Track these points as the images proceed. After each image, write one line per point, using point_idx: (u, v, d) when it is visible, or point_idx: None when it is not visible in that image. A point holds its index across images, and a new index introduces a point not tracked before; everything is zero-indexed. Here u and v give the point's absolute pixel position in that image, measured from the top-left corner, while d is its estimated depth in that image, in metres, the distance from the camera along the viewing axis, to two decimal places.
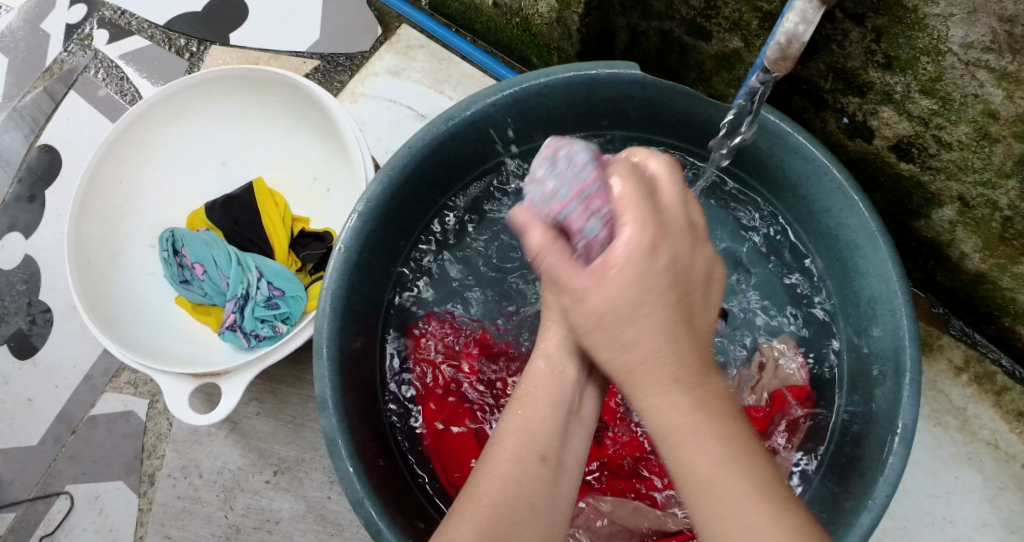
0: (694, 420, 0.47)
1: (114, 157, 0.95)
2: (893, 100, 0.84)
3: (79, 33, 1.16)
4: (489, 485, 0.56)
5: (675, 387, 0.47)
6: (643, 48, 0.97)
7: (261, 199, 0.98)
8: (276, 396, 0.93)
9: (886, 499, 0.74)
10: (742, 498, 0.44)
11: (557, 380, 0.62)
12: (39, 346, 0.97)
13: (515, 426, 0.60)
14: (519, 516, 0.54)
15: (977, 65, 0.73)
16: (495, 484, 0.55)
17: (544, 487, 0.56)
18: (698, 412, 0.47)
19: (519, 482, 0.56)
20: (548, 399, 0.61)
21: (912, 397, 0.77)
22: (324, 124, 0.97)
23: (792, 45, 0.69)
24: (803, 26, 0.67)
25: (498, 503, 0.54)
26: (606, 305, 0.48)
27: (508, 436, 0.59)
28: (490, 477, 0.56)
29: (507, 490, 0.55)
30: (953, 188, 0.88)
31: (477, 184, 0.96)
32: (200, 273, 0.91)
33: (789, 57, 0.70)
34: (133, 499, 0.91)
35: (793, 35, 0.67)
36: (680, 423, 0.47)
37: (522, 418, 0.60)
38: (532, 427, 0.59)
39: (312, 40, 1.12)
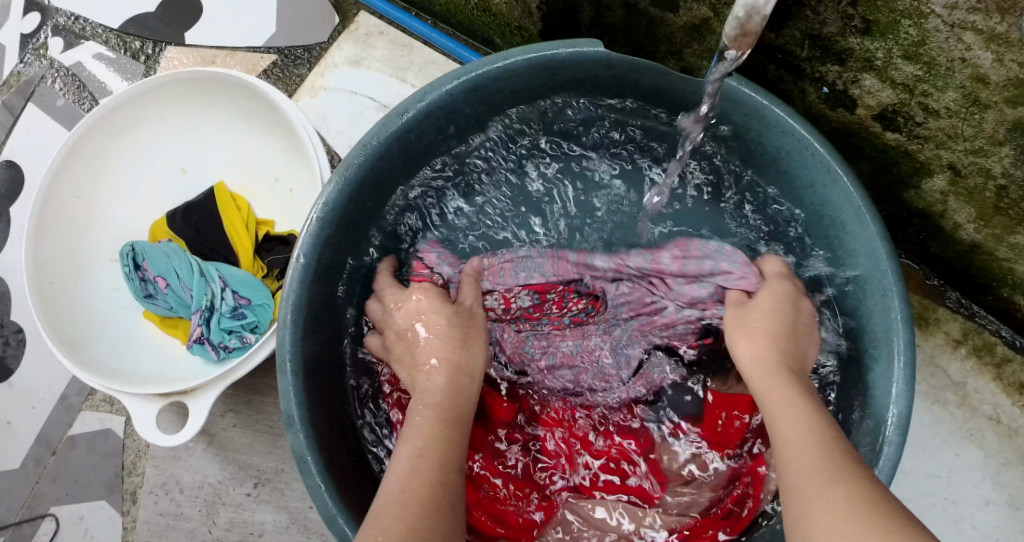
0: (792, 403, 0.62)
1: (69, 172, 0.92)
2: (874, 67, 0.78)
3: (34, 43, 1.12)
4: (402, 486, 0.56)
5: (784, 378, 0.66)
6: (608, 21, 0.89)
7: (221, 203, 0.95)
8: (252, 407, 0.92)
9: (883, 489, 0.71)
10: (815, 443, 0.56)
11: (456, 393, 0.68)
12: (14, 368, 0.96)
13: (425, 434, 0.61)
14: (442, 512, 0.54)
15: (963, 26, 0.67)
16: (417, 486, 0.56)
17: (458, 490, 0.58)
18: (808, 419, 0.59)
19: (437, 483, 0.57)
20: (454, 411, 0.66)
21: (905, 385, 0.73)
22: (281, 123, 0.93)
23: (753, 18, 0.63)
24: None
25: (422, 496, 0.55)
26: (759, 332, 0.73)
27: (411, 441, 0.61)
28: (409, 480, 0.56)
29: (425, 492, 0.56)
30: (944, 156, 0.82)
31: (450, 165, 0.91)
32: (163, 286, 0.89)
33: (749, 32, 0.65)
34: (117, 517, 0.91)
35: (752, 8, 0.62)
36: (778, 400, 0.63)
37: (435, 424, 0.63)
38: (443, 430, 0.62)
39: (269, 34, 1.06)
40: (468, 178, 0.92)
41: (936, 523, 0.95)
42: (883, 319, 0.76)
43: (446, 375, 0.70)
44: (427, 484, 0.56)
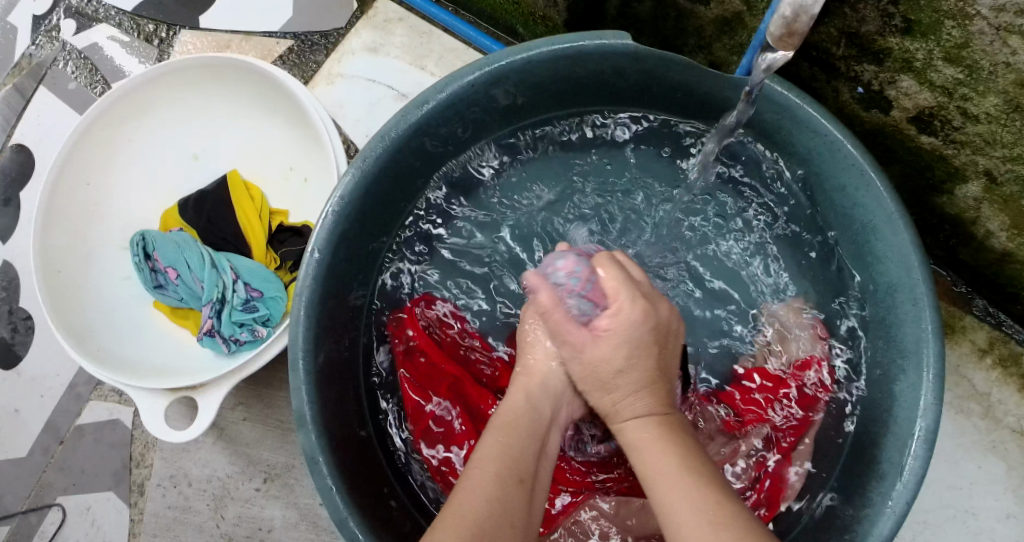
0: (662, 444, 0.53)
1: (78, 158, 0.90)
2: (913, 68, 0.75)
3: (47, 25, 1.09)
4: (469, 499, 0.51)
5: (650, 412, 0.56)
6: (636, 13, 0.86)
7: (234, 192, 0.93)
8: (261, 400, 0.90)
9: (906, 503, 0.69)
10: (695, 500, 0.48)
11: (535, 410, 0.61)
12: (22, 355, 0.95)
13: (493, 447, 0.55)
14: (501, 529, 0.49)
15: (1009, 30, 0.65)
16: (477, 499, 0.50)
17: (523, 508, 0.52)
18: (678, 461, 0.51)
19: (502, 498, 0.51)
20: (525, 422, 0.59)
21: (934, 399, 0.71)
22: (297, 112, 0.91)
23: (799, 17, 0.60)
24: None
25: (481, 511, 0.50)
26: (611, 363, 0.58)
27: (480, 455, 0.55)
28: (471, 492, 0.51)
29: (488, 507, 0.51)
30: (980, 162, 0.80)
31: (472, 158, 0.89)
32: (174, 278, 0.88)
33: (795, 33, 0.62)
34: (125, 509, 0.90)
35: (800, 6, 0.59)
36: (648, 438, 0.54)
37: (505, 435, 0.57)
38: (512, 449, 0.55)
39: (285, 19, 1.03)
40: (492, 169, 0.90)
41: (956, 536, 0.93)
42: (912, 328, 0.74)
43: (524, 393, 0.62)
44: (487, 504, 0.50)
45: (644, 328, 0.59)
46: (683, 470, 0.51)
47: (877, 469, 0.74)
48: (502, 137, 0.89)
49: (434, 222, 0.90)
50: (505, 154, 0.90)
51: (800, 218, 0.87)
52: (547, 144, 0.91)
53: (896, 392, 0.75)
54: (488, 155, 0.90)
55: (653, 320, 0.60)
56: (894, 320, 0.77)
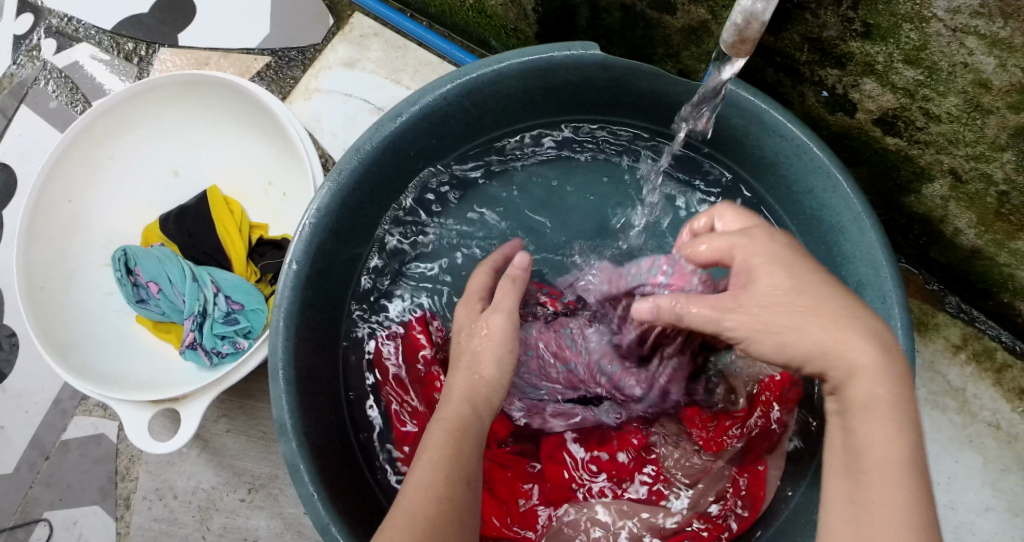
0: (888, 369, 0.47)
1: (59, 175, 0.91)
2: (874, 71, 0.76)
3: (27, 44, 1.11)
4: (416, 496, 0.53)
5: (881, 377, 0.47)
6: (605, 23, 0.88)
7: (214, 207, 0.94)
8: (245, 412, 0.91)
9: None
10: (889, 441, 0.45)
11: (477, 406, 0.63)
12: (7, 372, 0.95)
13: (440, 448, 0.57)
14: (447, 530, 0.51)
15: (966, 31, 0.66)
16: (426, 496, 0.53)
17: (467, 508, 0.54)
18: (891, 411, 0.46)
19: (448, 496, 0.54)
20: (473, 429, 0.60)
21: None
22: (274, 126, 0.92)
23: (751, 25, 0.62)
24: (761, 4, 0.60)
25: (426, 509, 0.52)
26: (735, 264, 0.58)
27: (428, 455, 0.57)
28: (416, 493, 0.54)
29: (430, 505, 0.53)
30: (945, 161, 0.81)
31: (445, 168, 0.91)
32: (155, 291, 0.89)
33: (747, 39, 0.64)
34: (111, 522, 0.90)
35: (751, 14, 0.61)
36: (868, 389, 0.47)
37: (449, 433, 0.59)
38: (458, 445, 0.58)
39: (262, 35, 1.04)
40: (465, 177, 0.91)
41: None
42: (882, 321, 0.75)
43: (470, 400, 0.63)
44: (440, 500, 0.53)
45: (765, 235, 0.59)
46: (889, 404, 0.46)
47: None
48: (474, 147, 0.90)
49: (410, 232, 0.90)
50: (478, 164, 0.91)
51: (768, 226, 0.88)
52: (518, 150, 0.91)
53: None
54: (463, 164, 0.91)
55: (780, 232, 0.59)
56: None
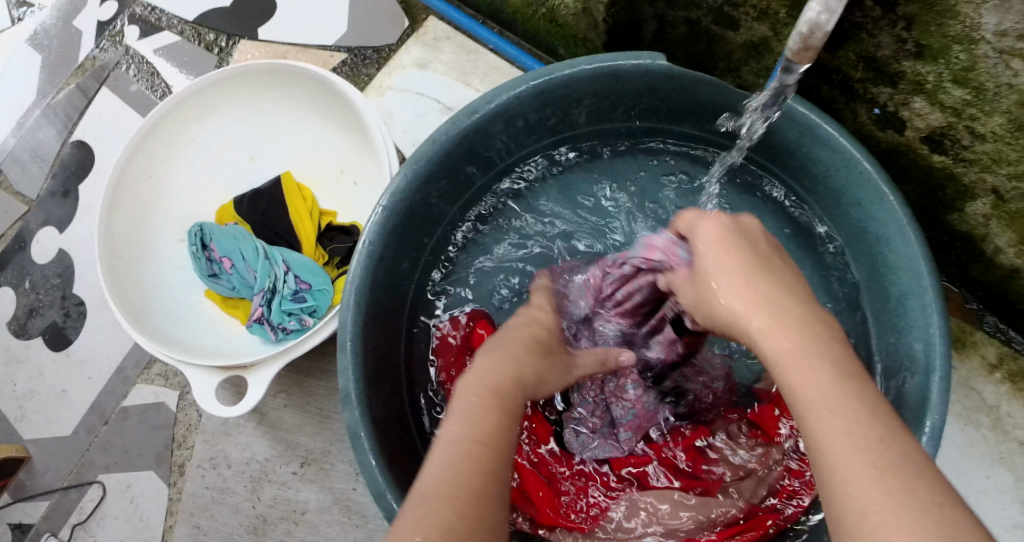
0: (832, 393, 0.47)
1: (143, 152, 0.95)
2: (924, 90, 0.82)
3: (110, 30, 1.17)
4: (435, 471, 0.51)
5: (823, 371, 0.48)
6: (670, 37, 0.95)
7: (288, 193, 0.99)
8: (303, 389, 0.94)
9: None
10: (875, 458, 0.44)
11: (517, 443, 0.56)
12: (73, 339, 0.98)
13: (469, 405, 0.57)
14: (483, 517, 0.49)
15: (1012, 53, 0.72)
16: (443, 475, 0.50)
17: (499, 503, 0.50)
18: (845, 406, 0.46)
19: (476, 491, 0.50)
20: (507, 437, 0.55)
21: (941, 399, 0.74)
22: (350, 117, 0.98)
23: (814, 35, 0.68)
24: (824, 16, 0.66)
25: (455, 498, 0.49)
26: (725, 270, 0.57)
27: (460, 422, 0.55)
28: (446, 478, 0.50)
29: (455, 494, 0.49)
30: (988, 180, 0.87)
31: (525, 165, 0.97)
32: (228, 266, 0.93)
33: (811, 46, 0.70)
34: (164, 488, 0.91)
35: (815, 24, 0.67)
36: (813, 400, 0.47)
37: (486, 397, 0.57)
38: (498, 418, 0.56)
39: (340, 33, 1.12)
40: (547, 176, 0.98)
41: None
42: (926, 329, 0.78)
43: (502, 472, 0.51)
44: (471, 491, 0.49)
45: (718, 243, 0.59)
46: (854, 416, 0.46)
47: None
48: (543, 150, 0.96)
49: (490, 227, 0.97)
50: (558, 167, 0.98)
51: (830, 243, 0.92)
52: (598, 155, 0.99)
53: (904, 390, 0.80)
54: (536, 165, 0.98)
55: (748, 235, 0.61)
56: (911, 327, 0.81)
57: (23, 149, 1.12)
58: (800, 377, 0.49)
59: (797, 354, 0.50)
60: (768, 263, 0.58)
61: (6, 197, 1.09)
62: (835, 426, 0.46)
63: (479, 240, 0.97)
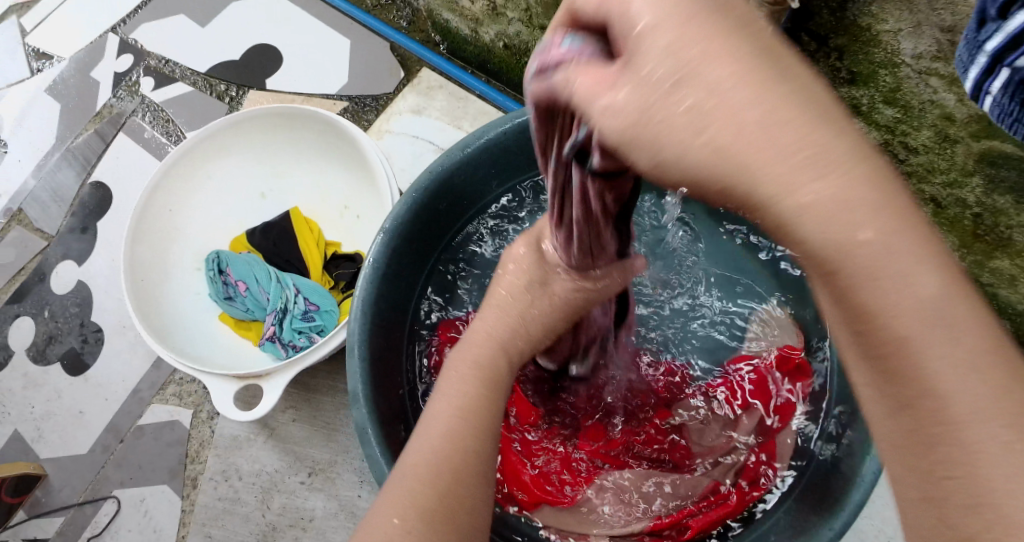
0: (930, 294, 0.33)
1: (164, 188, 1.04)
2: (861, 112, 0.93)
3: (128, 81, 1.29)
4: (424, 449, 0.56)
5: (923, 255, 0.33)
6: None
7: (297, 226, 1.07)
8: (311, 404, 0.99)
9: (874, 474, 0.70)
10: (963, 363, 0.33)
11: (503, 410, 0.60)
12: (91, 364, 1.04)
13: (457, 382, 0.60)
14: (468, 488, 0.53)
15: (930, 72, 0.83)
16: (431, 450, 0.55)
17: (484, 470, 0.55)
18: (929, 290, 0.33)
19: (460, 459, 0.54)
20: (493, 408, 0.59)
21: None
22: (354, 155, 1.07)
23: None
24: None
25: (442, 470, 0.53)
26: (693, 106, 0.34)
27: (446, 401, 0.59)
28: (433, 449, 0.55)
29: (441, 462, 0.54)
30: (926, 190, 0.96)
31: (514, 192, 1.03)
32: (243, 290, 1.01)
33: None
34: (177, 500, 0.96)
35: None
36: (887, 279, 0.33)
37: (472, 373, 0.61)
38: (481, 392, 0.59)
39: (341, 84, 1.23)
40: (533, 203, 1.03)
41: None
42: None
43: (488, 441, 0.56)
44: (456, 458, 0.54)
45: (690, 49, 0.34)
46: (943, 315, 0.33)
47: None
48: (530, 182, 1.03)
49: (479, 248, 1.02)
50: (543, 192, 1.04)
51: None
52: None
53: None
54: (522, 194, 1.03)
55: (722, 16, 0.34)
56: None
57: (42, 189, 1.21)
58: (875, 254, 0.32)
59: (886, 249, 0.32)
60: (768, 96, 0.33)
61: (26, 233, 1.17)
62: (916, 320, 0.33)
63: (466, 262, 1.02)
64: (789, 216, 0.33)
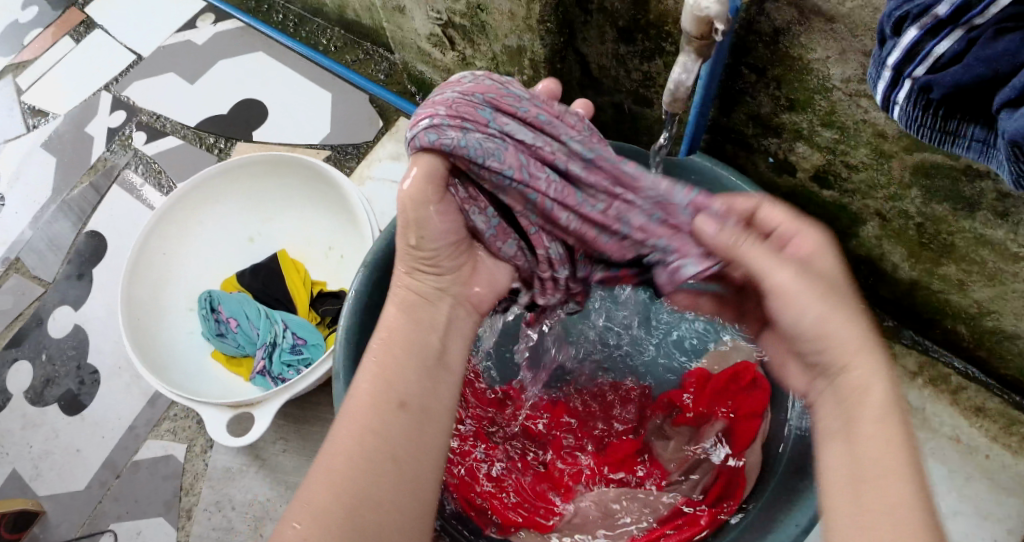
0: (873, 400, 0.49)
1: (158, 232, 1.10)
2: (803, 136, 1.00)
3: (121, 135, 1.36)
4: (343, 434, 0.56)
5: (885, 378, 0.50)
6: (601, 119, 1.15)
7: (285, 267, 1.13)
8: (300, 434, 1.03)
9: None
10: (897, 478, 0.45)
11: (415, 380, 0.60)
12: (87, 403, 1.08)
13: (373, 366, 0.60)
14: (381, 470, 0.54)
15: (859, 95, 0.88)
16: (349, 437, 0.55)
17: (395, 441, 0.56)
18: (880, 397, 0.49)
19: (377, 436, 0.55)
20: (405, 382, 0.59)
21: None
22: (337, 200, 1.14)
23: (680, 89, 0.78)
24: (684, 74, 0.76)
25: (356, 456, 0.54)
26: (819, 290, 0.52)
27: (365, 378, 0.59)
28: (348, 432, 0.56)
29: (358, 442, 0.55)
30: (871, 205, 1.03)
31: None
32: (234, 326, 1.06)
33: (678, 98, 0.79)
34: (172, 532, 0.99)
35: (678, 81, 0.77)
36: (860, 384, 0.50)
37: (388, 351, 0.61)
38: (395, 369, 0.60)
39: (325, 133, 1.31)
40: None
41: None
42: None
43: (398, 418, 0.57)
44: (365, 437, 0.55)
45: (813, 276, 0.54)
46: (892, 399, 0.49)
47: None
48: None
49: None
50: None
51: None
52: None
53: None
54: None
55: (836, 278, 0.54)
56: None
57: (38, 240, 1.26)
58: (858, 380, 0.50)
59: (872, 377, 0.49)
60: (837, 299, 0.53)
61: (23, 281, 1.22)
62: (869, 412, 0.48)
63: None
64: (817, 328, 0.52)
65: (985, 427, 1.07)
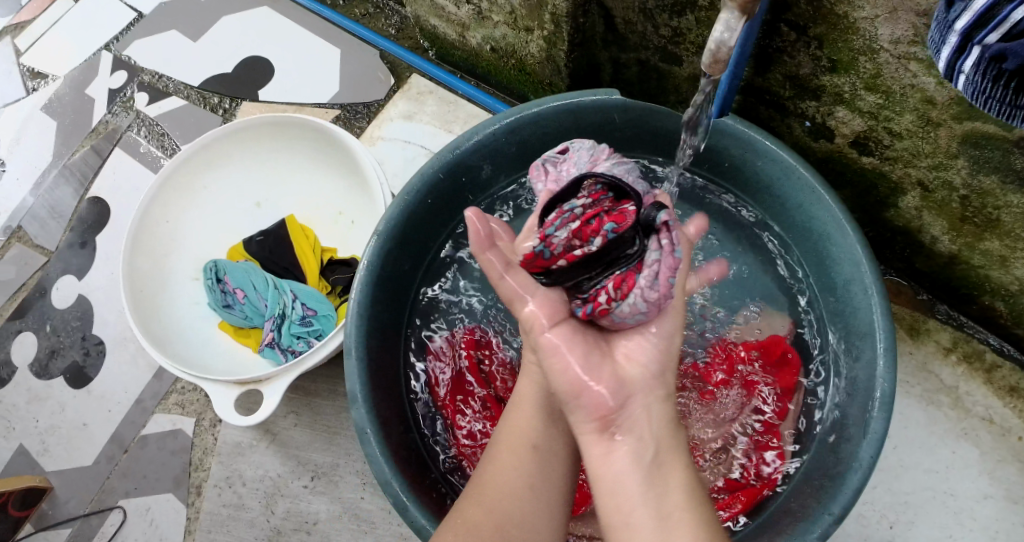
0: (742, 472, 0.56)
1: (160, 199, 1.06)
2: (843, 99, 0.93)
3: (122, 96, 1.31)
4: (492, 492, 0.61)
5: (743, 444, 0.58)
6: (625, 77, 1.08)
7: (293, 234, 1.09)
8: (311, 408, 1.00)
9: (872, 458, 0.76)
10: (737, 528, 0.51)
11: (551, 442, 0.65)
12: (93, 376, 1.06)
13: (514, 433, 0.65)
14: (524, 522, 0.60)
15: (908, 57, 0.80)
16: (499, 495, 0.61)
17: (539, 497, 0.61)
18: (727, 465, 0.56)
19: (522, 494, 0.61)
20: (542, 444, 0.64)
21: (889, 382, 0.78)
22: (345, 162, 1.09)
23: (721, 50, 0.70)
24: (728, 34, 0.68)
25: (502, 512, 0.60)
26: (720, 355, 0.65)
27: (506, 442, 0.65)
28: (493, 489, 0.62)
29: (508, 501, 0.61)
30: (912, 174, 0.95)
31: (495, 195, 1.03)
32: (241, 297, 1.02)
33: (720, 60, 0.71)
34: (182, 508, 0.97)
35: (719, 41, 0.68)
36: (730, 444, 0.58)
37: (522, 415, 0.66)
38: (531, 435, 0.65)
39: (333, 92, 1.25)
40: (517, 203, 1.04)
41: (937, 517, 0.99)
42: (865, 319, 0.83)
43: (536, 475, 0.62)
44: (510, 496, 0.61)
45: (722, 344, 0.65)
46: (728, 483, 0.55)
47: (848, 434, 0.82)
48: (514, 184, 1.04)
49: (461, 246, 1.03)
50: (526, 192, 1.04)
51: (782, 249, 0.97)
52: None
53: (854, 364, 0.85)
54: (503, 198, 1.04)
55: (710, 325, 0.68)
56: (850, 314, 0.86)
57: (39, 207, 1.22)
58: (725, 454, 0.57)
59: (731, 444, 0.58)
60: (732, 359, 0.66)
61: (26, 250, 1.19)
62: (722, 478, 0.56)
63: (447, 262, 1.02)
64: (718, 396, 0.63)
65: (1019, 407, 1.01)
